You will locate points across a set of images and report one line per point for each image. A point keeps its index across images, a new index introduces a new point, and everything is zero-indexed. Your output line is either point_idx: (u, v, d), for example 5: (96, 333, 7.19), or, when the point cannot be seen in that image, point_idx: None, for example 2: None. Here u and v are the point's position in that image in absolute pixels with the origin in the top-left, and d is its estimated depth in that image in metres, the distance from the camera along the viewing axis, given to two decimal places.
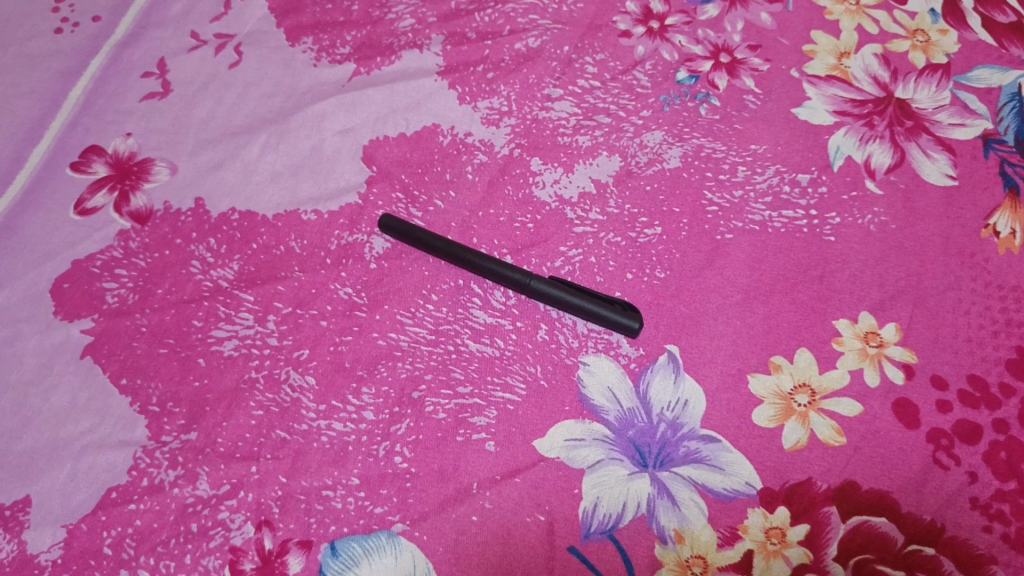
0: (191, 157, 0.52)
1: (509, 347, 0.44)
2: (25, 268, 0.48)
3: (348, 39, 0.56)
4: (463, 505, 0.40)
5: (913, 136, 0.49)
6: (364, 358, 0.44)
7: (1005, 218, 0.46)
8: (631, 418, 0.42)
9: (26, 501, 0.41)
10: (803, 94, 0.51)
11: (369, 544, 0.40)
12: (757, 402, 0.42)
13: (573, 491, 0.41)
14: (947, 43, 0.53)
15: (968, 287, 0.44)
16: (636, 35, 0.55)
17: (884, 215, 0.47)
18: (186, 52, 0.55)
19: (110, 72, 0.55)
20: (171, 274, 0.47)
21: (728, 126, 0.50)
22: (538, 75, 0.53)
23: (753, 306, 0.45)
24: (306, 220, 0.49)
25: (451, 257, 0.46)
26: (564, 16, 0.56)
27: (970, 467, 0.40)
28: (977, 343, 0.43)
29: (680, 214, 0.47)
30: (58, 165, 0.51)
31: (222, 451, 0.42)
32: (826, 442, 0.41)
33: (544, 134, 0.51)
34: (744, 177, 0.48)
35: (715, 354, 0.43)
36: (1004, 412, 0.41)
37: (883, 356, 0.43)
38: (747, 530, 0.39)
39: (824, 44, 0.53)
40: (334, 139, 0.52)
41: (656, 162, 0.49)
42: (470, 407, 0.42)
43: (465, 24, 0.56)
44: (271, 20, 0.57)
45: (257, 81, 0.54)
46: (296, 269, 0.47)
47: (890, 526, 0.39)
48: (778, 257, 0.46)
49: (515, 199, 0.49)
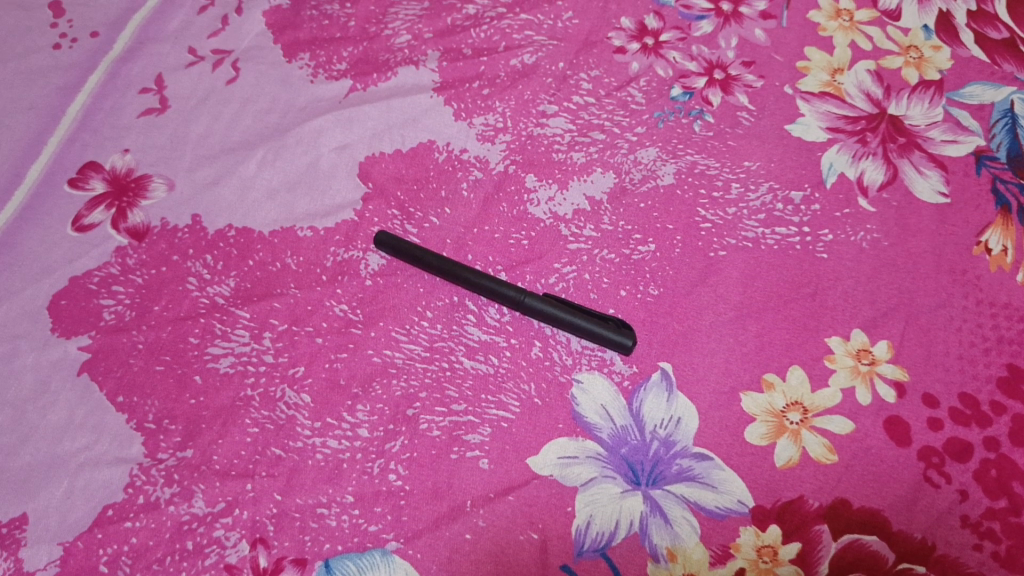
0: (188, 174, 0.52)
1: (503, 364, 0.44)
2: (22, 285, 0.48)
3: (345, 55, 0.56)
4: (457, 523, 0.40)
5: (905, 152, 0.49)
6: (359, 376, 0.44)
7: (997, 235, 0.46)
8: (624, 436, 0.43)
9: (23, 518, 0.41)
10: (797, 110, 0.51)
11: (364, 562, 0.40)
12: (749, 419, 0.42)
13: (567, 508, 0.41)
14: (940, 59, 0.53)
15: (959, 305, 0.44)
16: (631, 51, 0.55)
17: (877, 232, 0.47)
18: (184, 68, 0.56)
19: (108, 88, 0.55)
20: (168, 291, 0.48)
21: (722, 142, 0.50)
22: (533, 91, 0.53)
23: (746, 323, 0.45)
24: (302, 236, 0.49)
25: (449, 275, 0.47)
26: (559, 32, 0.56)
27: (961, 486, 0.40)
28: (968, 361, 0.43)
29: (674, 230, 0.48)
30: (56, 181, 0.52)
31: (218, 469, 0.42)
32: (818, 460, 0.41)
33: (539, 150, 0.51)
34: (738, 194, 0.48)
35: (708, 372, 0.44)
36: (994, 430, 0.41)
37: (875, 373, 0.43)
38: (738, 548, 0.40)
39: (817, 60, 0.53)
40: (330, 156, 0.52)
41: (650, 178, 0.49)
42: (464, 424, 0.43)
43: (461, 40, 0.56)
44: (268, 35, 0.57)
45: (254, 97, 0.55)
46: (292, 286, 0.47)
47: (881, 544, 0.40)
48: (771, 274, 0.46)
49: (509, 216, 0.49)
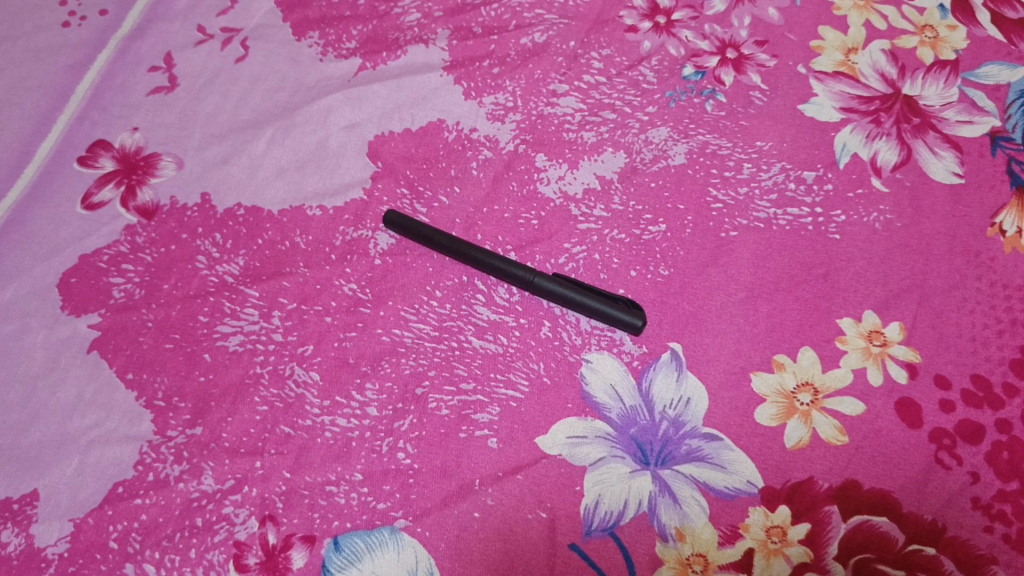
0: (198, 152, 0.52)
1: (513, 344, 0.44)
2: (32, 263, 0.48)
3: (354, 33, 0.56)
4: (465, 501, 0.40)
5: (919, 133, 0.49)
6: (369, 354, 0.44)
7: (1012, 216, 0.46)
8: (633, 416, 0.42)
9: (34, 495, 0.42)
10: (810, 90, 0.51)
11: (372, 539, 0.40)
12: (760, 400, 0.42)
13: (575, 487, 0.41)
14: (956, 39, 0.52)
15: (973, 287, 0.44)
16: (642, 30, 0.54)
17: (890, 213, 0.47)
18: (193, 46, 0.56)
19: (117, 67, 0.55)
20: (177, 269, 0.47)
21: (734, 122, 0.50)
22: (543, 70, 0.53)
23: (757, 304, 0.45)
24: (311, 215, 0.49)
25: (460, 255, 0.47)
26: (570, 11, 0.56)
27: (972, 468, 0.40)
28: (981, 343, 0.43)
29: (685, 211, 0.47)
30: (66, 159, 0.52)
31: (227, 446, 0.42)
32: (829, 441, 0.41)
33: (549, 130, 0.51)
34: (749, 174, 0.48)
35: (718, 353, 0.43)
36: (1007, 412, 0.41)
37: (887, 355, 0.43)
38: (747, 529, 0.40)
39: (831, 39, 0.53)
40: (339, 135, 0.52)
41: (661, 158, 0.49)
42: (473, 403, 0.43)
43: (470, 19, 0.56)
44: (277, 14, 0.57)
45: (263, 76, 0.54)
46: (301, 265, 0.47)
47: (891, 526, 0.39)
48: (782, 254, 0.46)
49: (519, 196, 0.49)
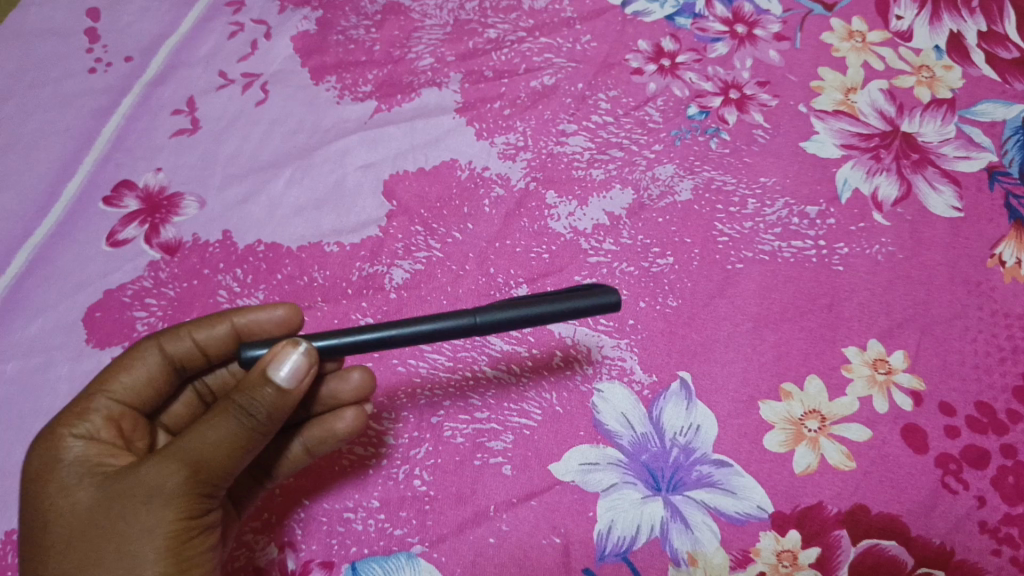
0: (219, 192, 0.54)
1: (525, 373, 0.45)
2: (58, 298, 0.50)
3: (370, 77, 0.58)
4: (480, 527, 0.41)
5: (918, 168, 0.50)
6: (384, 385, 0.46)
7: (1011, 248, 0.47)
8: (644, 443, 0.43)
9: None
10: (810, 128, 0.53)
11: (389, 565, 0.41)
12: (768, 427, 0.43)
13: (588, 513, 0.41)
14: (951, 79, 0.54)
15: (974, 316, 0.45)
16: (648, 72, 0.56)
17: (892, 245, 0.48)
18: (214, 91, 0.58)
19: (141, 110, 0.57)
20: (199, 304, 0.49)
21: (738, 159, 0.52)
22: (553, 111, 0.55)
23: (763, 333, 0.46)
24: (329, 251, 0.51)
25: (384, 345, 0.35)
26: (578, 55, 0.58)
27: (978, 492, 0.41)
28: (984, 370, 0.44)
29: (692, 244, 0.49)
30: (91, 199, 0.54)
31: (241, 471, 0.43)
32: (837, 467, 0.42)
33: (559, 168, 0.53)
34: (754, 209, 0.49)
35: (726, 381, 0.44)
36: (1011, 438, 0.42)
37: (892, 383, 0.44)
38: (758, 553, 0.40)
39: (831, 80, 0.55)
40: (355, 174, 0.54)
41: (667, 195, 0.51)
42: (487, 431, 0.44)
43: (482, 63, 0.58)
44: (296, 60, 0.59)
45: (283, 119, 0.56)
46: (320, 300, 0.49)
47: (900, 549, 0.40)
48: (788, 286, 0.47)
49: (531, 231, 0.50)
